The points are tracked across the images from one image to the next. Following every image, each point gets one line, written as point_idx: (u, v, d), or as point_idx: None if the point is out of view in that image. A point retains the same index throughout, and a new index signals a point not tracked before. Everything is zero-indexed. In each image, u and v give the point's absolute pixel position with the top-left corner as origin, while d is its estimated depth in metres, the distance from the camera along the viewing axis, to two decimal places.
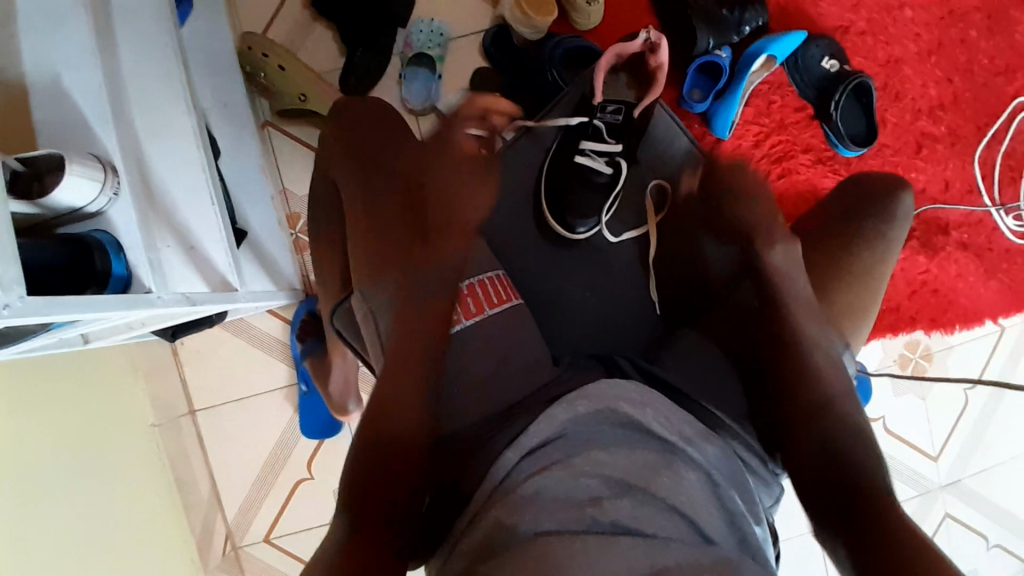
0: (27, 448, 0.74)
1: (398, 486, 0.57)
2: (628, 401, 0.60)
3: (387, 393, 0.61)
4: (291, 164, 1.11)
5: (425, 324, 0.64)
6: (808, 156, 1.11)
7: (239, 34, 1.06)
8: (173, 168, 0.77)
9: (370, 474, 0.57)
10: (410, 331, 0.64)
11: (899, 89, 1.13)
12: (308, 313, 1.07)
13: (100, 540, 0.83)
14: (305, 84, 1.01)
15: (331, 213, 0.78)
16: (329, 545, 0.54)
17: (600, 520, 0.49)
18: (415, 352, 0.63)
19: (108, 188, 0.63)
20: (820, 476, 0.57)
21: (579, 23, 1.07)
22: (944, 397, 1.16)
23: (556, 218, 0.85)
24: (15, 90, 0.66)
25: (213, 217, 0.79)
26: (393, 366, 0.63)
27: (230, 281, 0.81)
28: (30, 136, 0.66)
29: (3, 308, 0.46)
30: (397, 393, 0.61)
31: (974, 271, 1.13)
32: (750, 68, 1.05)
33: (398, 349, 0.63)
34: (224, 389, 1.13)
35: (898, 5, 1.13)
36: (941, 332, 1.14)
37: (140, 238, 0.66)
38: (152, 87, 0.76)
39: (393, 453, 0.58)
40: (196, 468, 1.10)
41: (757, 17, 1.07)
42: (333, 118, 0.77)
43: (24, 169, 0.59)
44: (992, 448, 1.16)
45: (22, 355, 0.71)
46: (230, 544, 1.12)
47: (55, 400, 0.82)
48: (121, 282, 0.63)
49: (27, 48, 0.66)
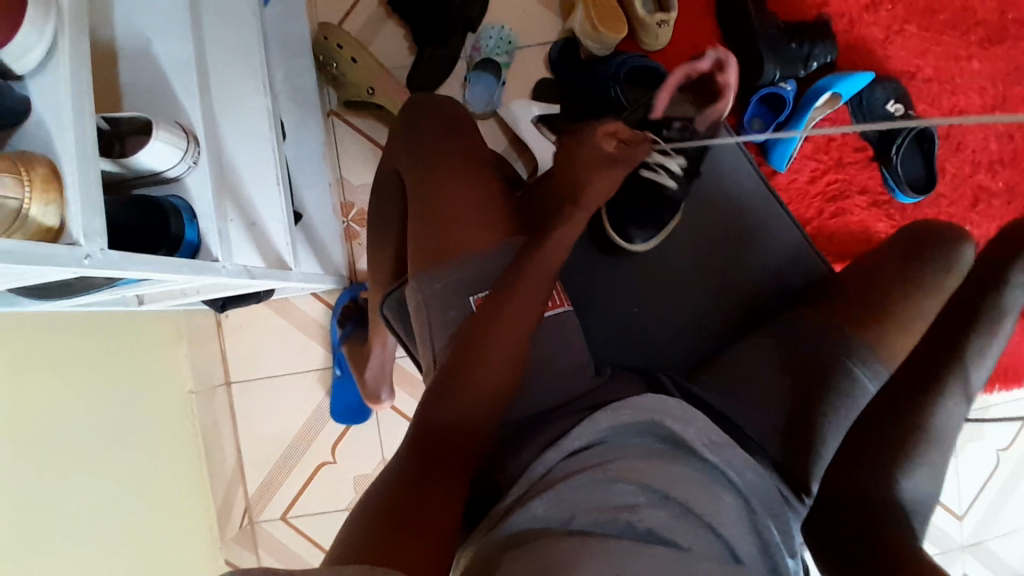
0: (69, 399, 0.76)
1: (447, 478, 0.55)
2: (669, 414, 0.61)
3: (454, 376, 0.60)
4: (349, 154, 1.13)
5: (530, 300, 0.64)
6: (863, 198, 1.10)
7: (314, 25, 1.10)
8: (242, 143, 0.80)
9: (421, 451, 0.57)
10: (506, 301, 0.63)
11: (961, 140, 1.12)
12: (351, 299, 1.09)
13: (125, 497, 0.84)
14: (373, 78, 1.03)
15: (391, 203, 0.79)
16: (365, 507, 0.53)
17: (634, 526, 0.51)
18: (503, 324, 0.62)
19: (188, 156, 0.66)
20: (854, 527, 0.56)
21: (646, 44, 1.07)
22: (976, 457, 1.13)
23: (616, 230, 0.83)
24: (111, 55, 0.69)
25: (277, 198, 0.84)
26: (475, 336, 0.62)
27: (286, 260, 0.85)
28: (119, 99, 0.69)
29: (84, 258, 0.49)
30: (471, 368, 0.60)
31: (1021, 332, 1.11)
32: (814, 103, 1.04)
33: (486, 314, 0.63)
34: (257, 366, 1.14)
35: (967, 56, 1.11)
36: (981, 390, 1.12)
37: (212, 207, 0.68)
38: (232, 67, 0.80)
39: (452, 430, 0.58)
40: (224, 438, 1.12)
41: (825, 53, 1.07)
42: (403, 113, 0.79)
43: (108, 128, 0.63)
44: (1020, 514, 1.13)
45: (80, 307, 0.74)
46: (247, 517, 1.13)
47: (98, 354, 0.85)
48: (190, 248, 0.65)
49: (126, 16, 0.69)
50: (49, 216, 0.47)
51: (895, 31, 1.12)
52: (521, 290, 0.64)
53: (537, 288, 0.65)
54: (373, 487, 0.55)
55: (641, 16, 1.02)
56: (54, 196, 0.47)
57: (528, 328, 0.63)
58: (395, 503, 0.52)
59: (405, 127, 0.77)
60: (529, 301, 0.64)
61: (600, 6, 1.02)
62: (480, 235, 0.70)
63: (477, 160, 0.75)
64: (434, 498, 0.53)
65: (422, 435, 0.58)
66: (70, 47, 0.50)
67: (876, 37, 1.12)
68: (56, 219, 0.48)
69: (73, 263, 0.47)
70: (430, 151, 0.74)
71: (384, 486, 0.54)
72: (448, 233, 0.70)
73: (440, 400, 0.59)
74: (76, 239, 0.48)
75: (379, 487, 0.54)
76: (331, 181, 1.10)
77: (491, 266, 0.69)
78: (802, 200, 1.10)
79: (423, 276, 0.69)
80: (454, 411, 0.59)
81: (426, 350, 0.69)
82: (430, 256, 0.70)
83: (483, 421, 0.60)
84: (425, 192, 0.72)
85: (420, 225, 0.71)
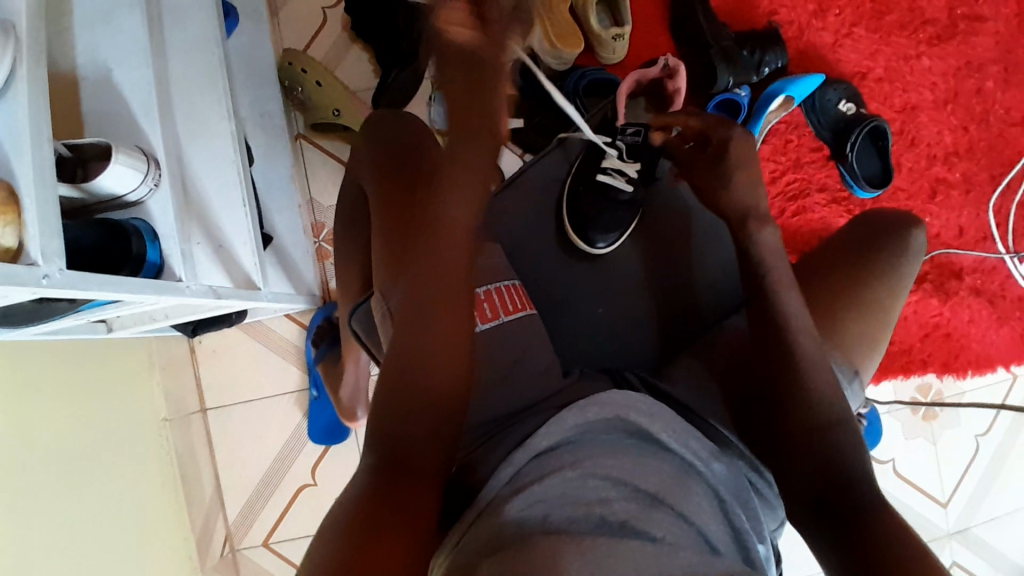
0: (38, 429, 0.75)
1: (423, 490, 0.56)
2: (636, 409, 0.61)
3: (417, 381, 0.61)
4: (319, 177, 1.15)
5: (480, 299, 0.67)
6: (823, 196, 1.14)
7: (279, 52, 1.12)
8: (209, 166, 0.82)
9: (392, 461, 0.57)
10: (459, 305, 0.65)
11: (914, 135, 1.16)
12: (325, 318, 1.10)
13: (100, 526, 0.83)
14: (339, 100, 1.06)
15: (356, 218, 0.81)
16: (335, 522, 0.52)
17: (607, 519, 0.50)
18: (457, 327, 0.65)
19: (148, 179, 0.67)
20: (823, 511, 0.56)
21: (604, 57, 1.10)
22: (954, 443, 1.15)
23: (578, 234, 0.86)
24: (72, 84, 0.71)
25: (244, 218, 0.82)
26: (418, 319, 0.64)
27: (255, 280, 0.84)
28: (81, 126, 0.70)
29: (43, 278, 0.49)
30: (422, 350, 0.63)
31: (986, 318, 1.13)
32: (768, 107, 1.08)
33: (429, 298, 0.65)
34: (233, 391, 1.14)
35: (916, 55, 1.16)
36: (953, 377, 1.14)
37: (175, 228, 0.68)
38: (195, 91, 0.81)
39: (417, 426, 0.59)
40: (202, 467, 1.11)
41: (776, 60, 1.11)
42: (365, 130, 0.81)
43: (70, 154, 0.64)
44: (1003, 499, 1.14)
45: (46, 336, 0.74)
46: (228, 546, 1.11)
47: (68, 385, 0.84)
48: (153, 269, 0.66)
49: (86, 46, 0.71)
50: (7, 237, 0.48)
51: (844, 34, 1.16)
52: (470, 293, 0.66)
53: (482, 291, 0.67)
54: (345, 500, 0.55)
55: (596, 30, 1.06)
56: (10, 217, 0.48)
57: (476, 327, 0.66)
58: (371, 512, 0.52)
59: (369, 141, 0.80)
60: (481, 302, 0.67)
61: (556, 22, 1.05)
62: None
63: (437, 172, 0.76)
64: (414, 501, 0.54)
65: (392, 437, 0.59)
66: (28, 74, 0.51)
67: (827, 41, 1.16)
68: (13, 240, 0.48)
69: (31, 283, 0.48)
70: (388, 164, 0.77)
71: (359, 495, 0.54)
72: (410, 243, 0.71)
73: (406, 407, 0.60)
74: (34, 260, 0.49)
75: (352, 499, 0.55)
76: (302, 203, 1.11)
77: None
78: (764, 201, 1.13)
79: (387, 288, 0.70)
80: (415, 406, 0.60)
81: None
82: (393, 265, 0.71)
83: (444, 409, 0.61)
84: (387, 205, 0.74)
85: (384, 235, 0.73)
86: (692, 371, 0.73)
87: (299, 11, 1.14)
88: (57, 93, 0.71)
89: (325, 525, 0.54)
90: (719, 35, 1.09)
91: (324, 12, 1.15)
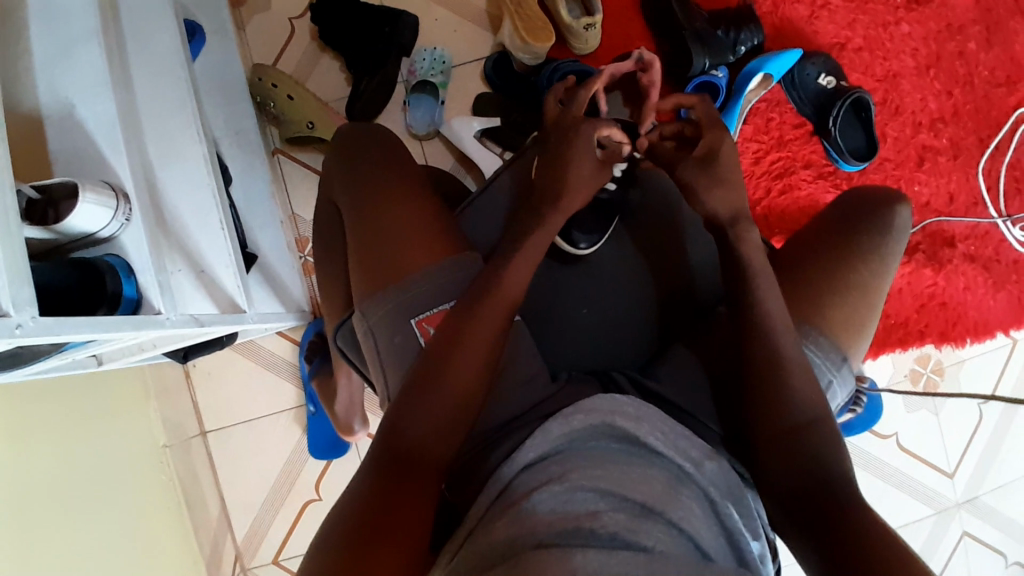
0: (38, 471, 0.75)
1: (418, 507, 0.55)
2: (623, 414, 0.60)
3: (415, 400, 0.60)
4: (299, 191, 1.14)
5: (490, 323, 0.64)
6: (809, 172, 1.12)
7: (248, 67, 1.11)
8: (183, 191, 0.81)
9: (392, 475, 0.56)
10: (466, 329, 0.63)
11: (898, 103, 1.13)
12: (316, 334, 1.10)
13: (109, 559, 0.83)
14: (312, 113, 1.05)
15: (333, 234, 0.80)
16: (327, 537, 0.53)
17: (596, 533, 0.49)
18: (464, 346, 0.62)
19: (119, 215, 0.66)
20: (819, 503, 0.55)
21: (577, 48, 1.09)
22: (958, 412, 1.14)
23: (562, 235, 0.82)
24: (36, 122, 0.69)
25: (222, 241, 0.82)
26: (432, 355, 0.62)
27: (239, 303, 0.82)
28: (48, 166, 0.69)
29: (16, 328, 0.48)
30: (434, 385, 0.60)
31: (983, 284, 1.12)
32: (747, 87, 1.06)
33: (448, 336, 0.63)
34: (233, 412, 1.14)
35: (894, 21, 1.14)
36: (952, 346, 1.13)
37: (150, 260, 0.68)
38: (164, 118, 0.80)
39: (419, 455, 0.58)
40: (206, 488, 1.11)
41: (752, 37, 1.09)
42: (335, 145, 0.79)
43: (38, 196, 0.62)
44: (1009, 464, 1.14)
45: (35, 377, 0.73)
46: (238, 566, 1.12)
47: (64, 421, 0.84)
48: (131, 304, 0.65)
49: (47, 82, 0.70)
50: None
51: (820, 6, 1.14)
52: (481, 318, 0.64)
53: (493, 318, 0.64)
54: (338, 512, 0.55)
55: (567, 21, 1.04)
56: None
57: (489, 348, 0.64)
58: (362, 525, 0.52)
59: (337, 157, 0.78)
60: (490, 326, 0.64)
61: (527, 18, 1.04)
62: (414, 255, 0.70)
63: (409, 184, 0.75)
64: (409, 521, 0.53)
65: (389, 453, 0.58)
66: None
67: (802, 14, 1.14)
68: None
69: (3, 335, 0.47)
70: (359, 179, 0.75)
71: (352, 505, 0.55)
72: (389, 258, 0.70)
73: (404, 420, 0.59)
74: (5, 311, 0.48)
75: (345, 510, 0.55)
76: (285, 220, 1.10)
77: (441, 282, 0.69)
78: (749, 181, 1.12)
79: (367, 305, 0.69)
80: (421, 432, 0.59)
81: (377, 373, 0.70)
82: (381, 282, 0.70)
83: (450, 440, 0.60)
84: (367, 218, 0.72)
85: (365, 249, 0.71)
86: (681, 368, 0.72)
87: (266, 24, 1.13)
88: (20, 132, 0.70)
89: (318, 535, 0.53)
90: (693, 17, 1.07)
91: (292, 23, 1.13)
